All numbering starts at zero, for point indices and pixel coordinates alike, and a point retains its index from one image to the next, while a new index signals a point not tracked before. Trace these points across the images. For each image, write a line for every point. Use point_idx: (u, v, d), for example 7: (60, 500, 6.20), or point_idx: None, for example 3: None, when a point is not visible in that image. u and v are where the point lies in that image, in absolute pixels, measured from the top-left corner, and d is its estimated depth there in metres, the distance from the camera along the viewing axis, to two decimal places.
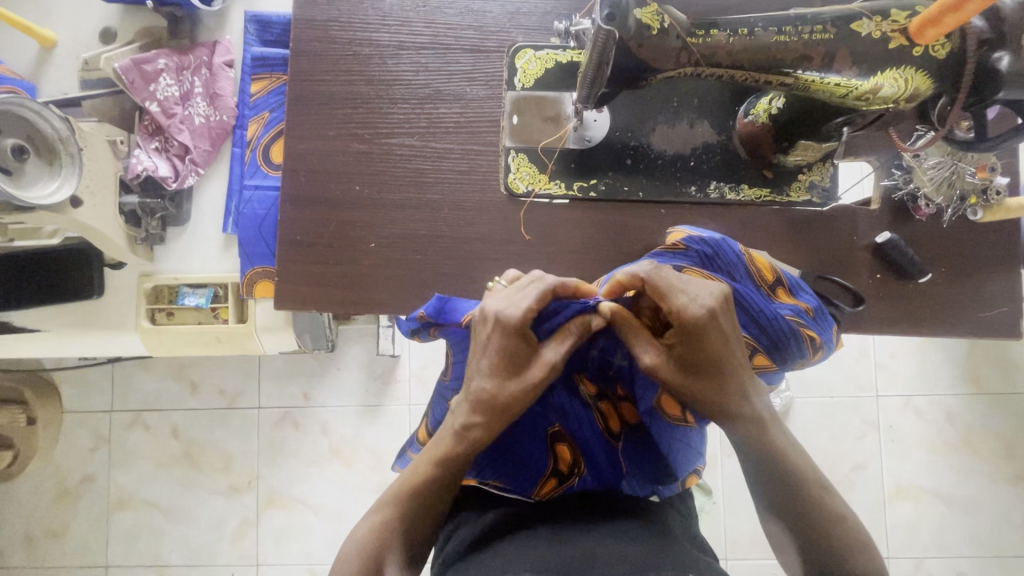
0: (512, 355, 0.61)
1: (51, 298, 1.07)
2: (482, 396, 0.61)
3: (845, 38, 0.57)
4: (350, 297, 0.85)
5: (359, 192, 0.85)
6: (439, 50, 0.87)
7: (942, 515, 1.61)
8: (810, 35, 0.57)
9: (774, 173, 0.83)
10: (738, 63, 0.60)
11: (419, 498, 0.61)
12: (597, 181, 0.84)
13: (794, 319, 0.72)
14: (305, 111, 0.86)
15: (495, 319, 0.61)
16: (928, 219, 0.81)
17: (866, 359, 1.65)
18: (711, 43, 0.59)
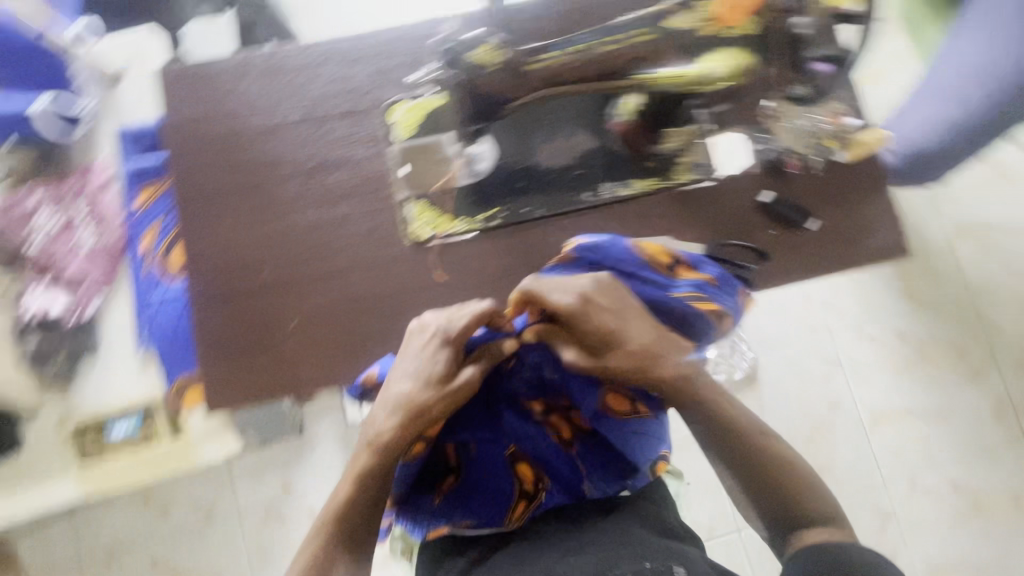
0: (435, 365, 0.74)
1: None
2: (400, 403, 0.73)
3: (663, 37, 0.62)
4: (282, 381, 0.83)
5: (269, 277, 0.85)
6: (315, 121, 0.87)
7: (920, 429, 1.68)
8: (634, 39, 0.62)
9: (657, 163, 0.88)
10: (577, 78, 0.63)
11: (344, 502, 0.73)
12: (498, 209, 0.87)
13: (690, 297, 0.78)
14: (194, 212, 0.85)
15: (433, 332, 0.75)
16: (800, 171, 0.87)
17: (812, 303, 1.74)
18: (545, 68, 0.62)
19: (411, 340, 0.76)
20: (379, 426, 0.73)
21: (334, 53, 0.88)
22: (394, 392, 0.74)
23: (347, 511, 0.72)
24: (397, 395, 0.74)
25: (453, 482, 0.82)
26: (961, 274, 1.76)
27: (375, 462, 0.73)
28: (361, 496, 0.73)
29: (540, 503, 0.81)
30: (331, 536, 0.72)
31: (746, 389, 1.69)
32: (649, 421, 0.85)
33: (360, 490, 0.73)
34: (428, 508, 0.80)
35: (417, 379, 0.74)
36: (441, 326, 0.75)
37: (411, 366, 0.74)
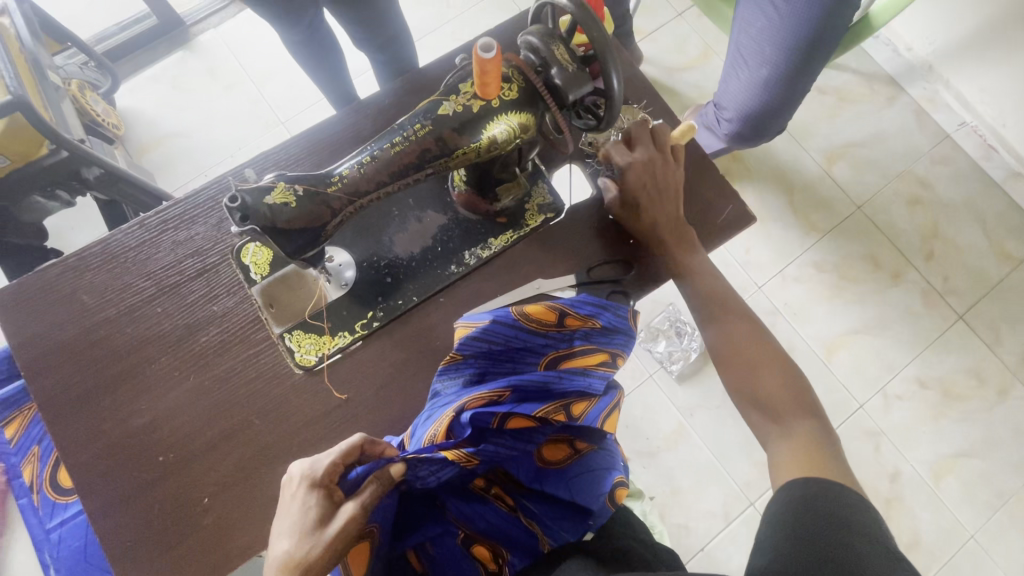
0: (309, 510, 0.66)
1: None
2: (285, 558, 0.63)
3: (440, 123, 0.68)
4: (212, 561, 0.79)
5: (168, 459, 0.82)
6: (170, 290, 0.87)
7: (869, 343, 1.74)
8: (416, 135, 0.69)
9: (506, 216, 0.92)
10: (381, 181, 0.70)
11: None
12: (374, 311, 0.88)
13: (586, 346, 0.82)
14: (71, 423, 0.82)
15: (299, 480, 0.68)
16: None
17: (731, 267, 1.79)
18: (349, 182, 0.69)
19: (289, 492, 0.68)
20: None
21: (170, 222, 0.90)
22: (275, 556, 0.63)
23: None
24: (279, 556, 0.63)
25: None
26: (846, 193, 1.87)
27: None
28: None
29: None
30: None
31: (704, 369, 1.70)
32: (594, 455, 0.81)
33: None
34: None
35: (299, 530, 0.64)
36: (308, 468, 0.69)
37: (288, 518, 0.66)
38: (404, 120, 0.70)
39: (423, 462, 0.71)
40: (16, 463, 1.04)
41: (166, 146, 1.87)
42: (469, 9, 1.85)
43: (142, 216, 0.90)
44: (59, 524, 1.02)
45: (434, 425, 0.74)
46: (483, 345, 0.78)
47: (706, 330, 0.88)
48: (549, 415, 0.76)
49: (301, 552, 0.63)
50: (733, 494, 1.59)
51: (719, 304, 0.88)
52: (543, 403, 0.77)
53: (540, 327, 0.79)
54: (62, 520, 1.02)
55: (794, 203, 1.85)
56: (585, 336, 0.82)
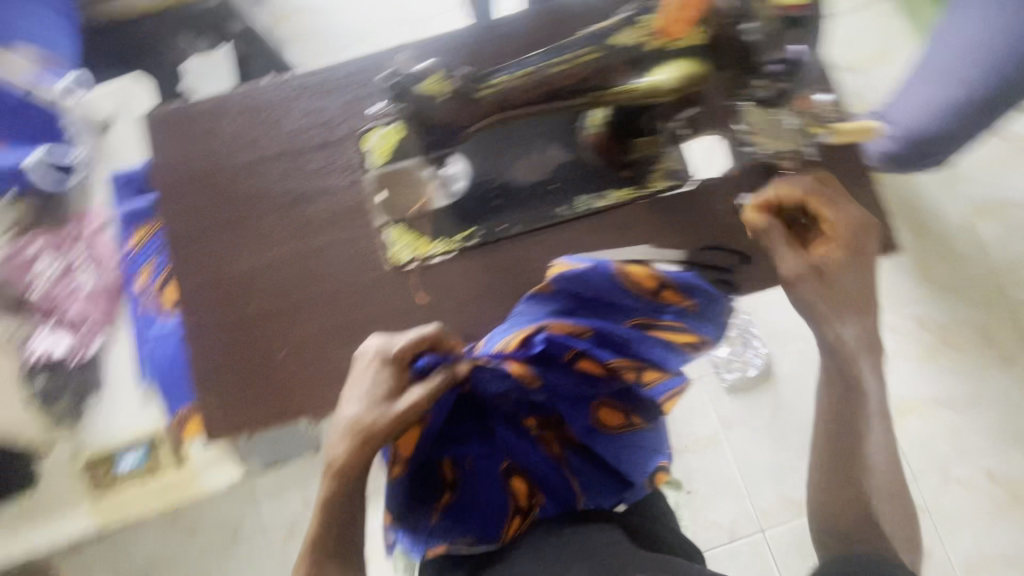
0: (378, 386, 0.68)
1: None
2: (349, 423, 0.67)
3: (609, 53, 0.64)
4: (273, 409, 0.86)
5: (258, 307, 0.88)
6: (292, 156, 0.91)
7: (947, 419, 1.60)
8: (581, 58, 0.65)
9: (631, 172, 0.87)
10: (529, 99, 0.67)
11: (324, 536, 0.68)
12: (476, 228, 0.88)
13: (675, 325, 0.78)
14: (187, 248, 0.90)
15: (371, 354, 0.70)
16: None
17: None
18: (496, 92, 0.66)
19: (361, 363, 0.70)
20: (333, 453, 0.68)
21: (309, 90, 0.92)
22: (343, 417, 0.68)
23: (321, 536, 0.68)
24: (348, 418, 0.67)
25: (450, 497, 0.78)
26: (985, 254, 1.66)
27: (336, 488, 0.67)
28: (341, 525, 0.68)
29: (534, 518, 0.80)
30: (311, 565, 0.68)
31: (759, 387, 1.62)
32: (648, 433, 0.84)
33: (332, 525, 0.68)
34: (424, 532, 0.77)
35: (368, 399, 0.68)
36: (381, 346, 0.70)
37: (358, 388, 0.69)
38: (571, 40, 0.66)
39: (487, 366, 0.72)
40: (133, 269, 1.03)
41: (303, 17, 1.90)
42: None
43: (287, 76, 0.93)
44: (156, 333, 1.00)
45: (510, 334, 0.74)
46: (576, 287, 0.75)
47: (843, 323, 0.79)
48: (620, 368, 0.77)
49: (365, 422, 0.66)
50: (746, 514, 1.56)
51: (866, 305, 0.78)
52: (616, 355, 0.76)
53: (636, 289, 0.76)
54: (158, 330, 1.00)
55: (919, 248, 1.67)
56: (677, 313, 0.78)
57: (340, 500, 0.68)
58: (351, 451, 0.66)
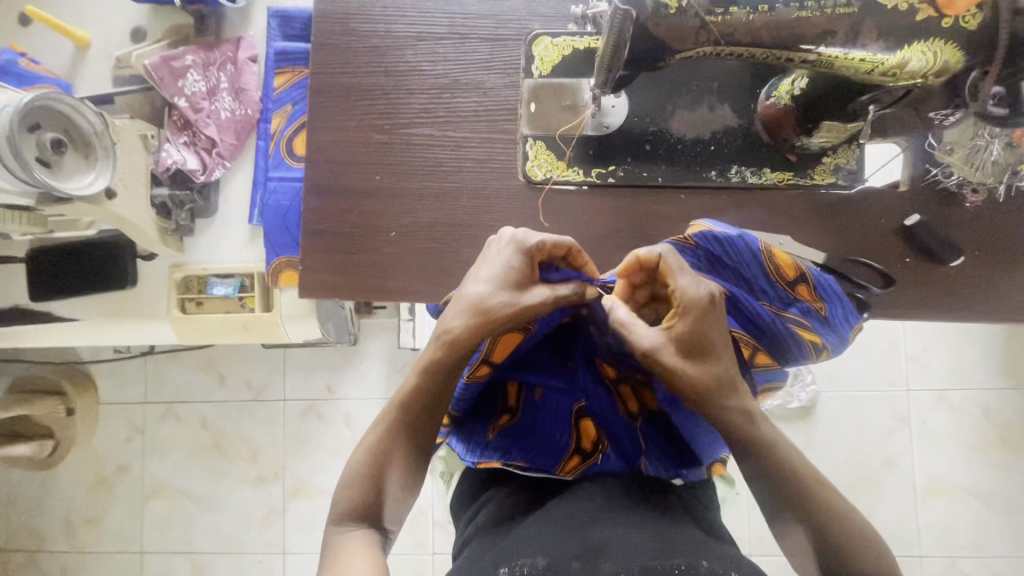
0: (508, 275, 0.68)
1: (68, 295, 0.95)
2: (473, 299, 0.67)
3: (870, 12, 0.58)
4: (368, 284, 0.87)
5: (379, 182, 0.87)
6: (457, 39, 0.87)
7: (977, 514, 1.52)
8: (833, 10, 0.59)
9: (797, 157, 0.81)
10: (758, 40, 0.62)
11: (412, 402, 0.68)
12: (616, 167, 0.84)
13: (801, 323, 0.74)
14: (324, 101, 0.87)
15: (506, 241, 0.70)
16: (972, 205, 0.80)
17: (895, 352, 1.56)
18: (730, 21, 0.61)
19: (495, 249, 0.71)
20: (448, 325, 0.67)
21: None
22: (469, 293, 0.67)
23: (409, 402, 0.68)
24: (474, 296, 0.67)
25: (507, 420, 0.79)
26: None
27: (443, 356, 0.67)
28: (432, 397, 0.68)
29: (593, 464, 0.74)
30: (389, 427, 0.68)
31: (796, 422, 1.56)
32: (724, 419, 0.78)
33: (424, 395, 0.68)
34: (479, 444, 0.78)
35: (498, 284, 0.67)
36: (519, 237, 0.70)
37: (487, 270, 0.69)
38: None
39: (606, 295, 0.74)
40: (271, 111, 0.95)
41: None
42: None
43: None
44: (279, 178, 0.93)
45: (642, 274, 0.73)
46: (718, 249, 0.74)
47: None
48: (740, 342, 0.72)
49: (492, 303, 0.66)
50: None
51: None
52: (741, 326, 0.74)
53: (774, 272, 0.75)
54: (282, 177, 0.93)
55: (1017, 337, 1.54)
56: (804, 310, 0.75)
57: (439, 372, 0.67)
58: (469, 326, 0.66)
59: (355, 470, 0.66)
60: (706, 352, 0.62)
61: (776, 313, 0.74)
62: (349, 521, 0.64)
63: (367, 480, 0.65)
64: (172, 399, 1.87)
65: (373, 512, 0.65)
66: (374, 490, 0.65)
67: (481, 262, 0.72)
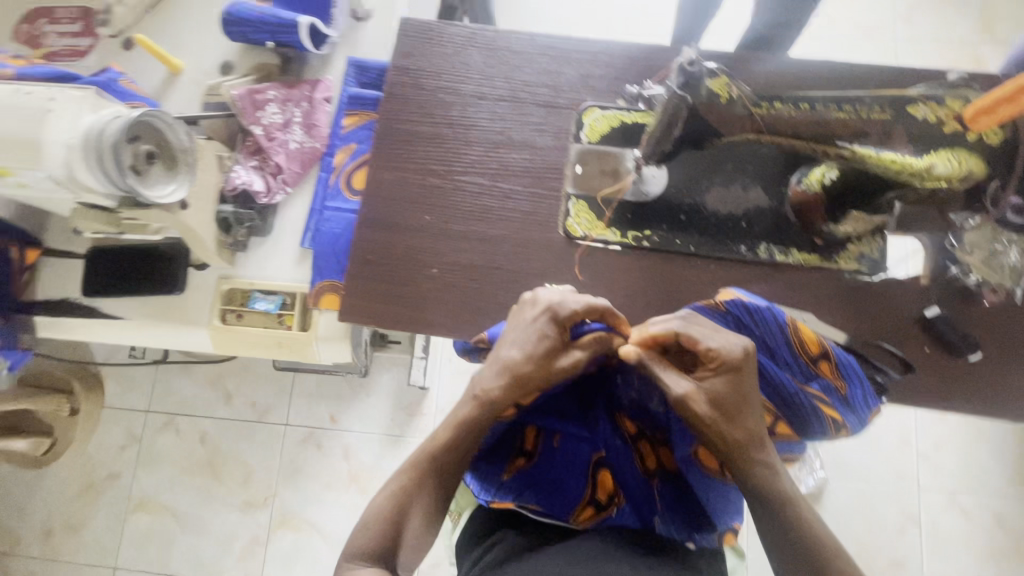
0: (544, 341, 0.71)
1: (118, 290, 1.01)
2: (510, 362, 0.70)
3: (901, 119, 0.66)
4: (406, 316, 0.91)
5: (428, 221, 0.93)
6: (515, 103, 0.95)
7: None
8: (866, 115, 0.66)
9: (824, 241, 0.86)
10: (799, 133, 0.68)
11: (441, 455, 0.69)
12: (651, 232, 0.89)
13: (819, 398, 0.76)
14: (387, 145, 0.95)
15: (543, 304, 0.73)
16: (991, 304, 0.83)
17: (905, 447, 1.55)
18: (774, 114, 0.68)
19: (527, 311, 0.74)
20: (485, 385, 0.70)
21: (553, 52, 0.96)
22: (506, 356, 0.71)
23: (439, 455, 0.69)
24: (510, 358, 0.71)
25: (522, 463, 0.79)
26: None
27: (477, 414, 0.70)
28: (461, 450, 0.69)
29: (608, 516, 0.76)
30: (416, 478, 0.68)
31: None
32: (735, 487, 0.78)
33: (453, 448, 0.69)
34: (493, 482, 0.78)
35: (533, 347, 0.71)
36: (553, 300, 0.72)
37: (521, 333, 0.72)
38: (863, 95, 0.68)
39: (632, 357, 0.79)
40: (336, 147, 1.05)
41: None
42: (845, 51, 1.74)
43: (536, 32, 0.97)
44: (335, 209, 0.99)
45: None
46: (746, 317, 0.78)
47: None
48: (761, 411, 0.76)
49: (528, 366, 0.70)
50: None
51: None
52: (764, 394, 0.77)
53: (798, 347, 0.78)
54: (339, 208, 0.99)
55: None
56: (825, 386, 0.77)
57: (471, 426, 0.70)
58: (506, 388, 0.70)
59: (375, 512, 0.67)
60: (739, 409, 0.65)
61: (799, 386, 0.76)
62: (360, 557, 0.64)
63: (392, 529, 0.66)
64: (175, 411, 1.87)
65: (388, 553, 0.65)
66: (391, 532, 0.65)
67: (513, 323, 0.75)
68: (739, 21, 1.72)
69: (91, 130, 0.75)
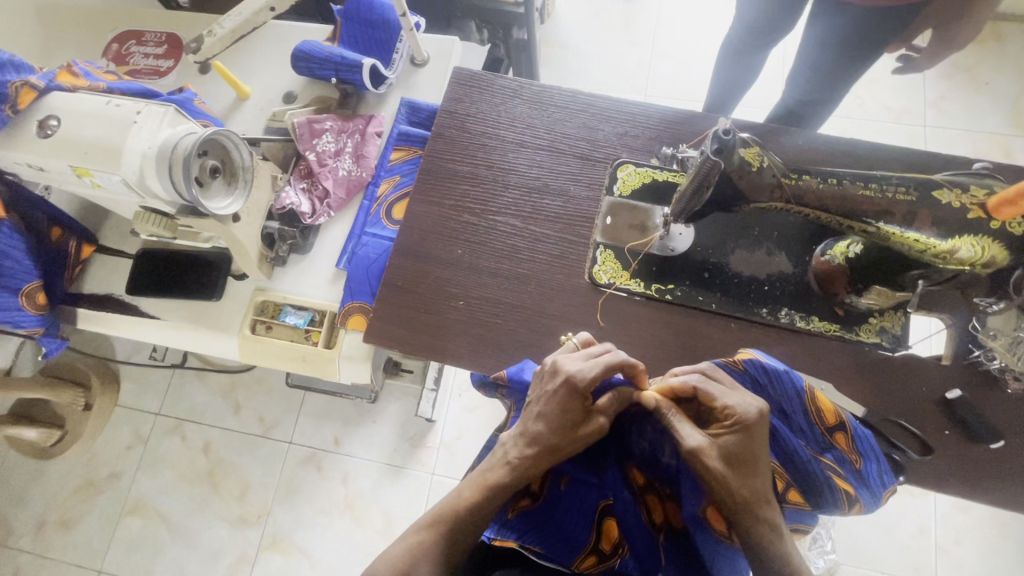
0: (566, 412, 0.70)
1: (159, 293, 1.06)
2: (533, 433, 0.71)
3: (925, 202, 0.68)
4: (428, 344, 0.93)
5: (460, 255, 0.97)
6: (553, 152, 1.01)
7: None
8: (893, 195, 0.69)
9: (845, 312, 0.87)
10: (825, 207, 0.72)
11: (463, 517, 0.65)
12: (674, 286, 0.91)
13: (832, 471, 0.76)
14: (429, 180, 1.01)
15: (563, 375, 0.72)
16: (1014, 393, 0.83)
17: (923, 538, 1.48)
18: (802, 186, 0.71)
19: (545, 379, 0.75)
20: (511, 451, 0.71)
21: (593, 109, 1.02)
22: (529, 426, 0.71)
23: (462, 513, 0.66)
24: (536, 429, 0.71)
25: (528, 503, 0.78)
26: None
27: (506, 479, 0.69)
28: (479, 516, 0.66)
29: (610, 567, 0.74)
30: (434, 533, 0.64)
31: None
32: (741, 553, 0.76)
33: (474, 511, 0.66)
34: (497, 519, 0.76)
35: (554, 415, 0.71)
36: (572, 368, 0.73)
37: (541, 402, 0.73)
38: (890, 175, 0.70)
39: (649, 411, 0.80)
40: (382, 178, 1.12)
41: None
42: (872, 133, 1.79)
43: (580, 91, 1.04)
44: (373, 234, 1.05)
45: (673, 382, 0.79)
46: (765, 380, 0.77)
47: None
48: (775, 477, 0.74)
49: (553, 439, 0.70)
50: None
51: None
52: (778, 460, 0.75)
53: (814, 415, 0.77)
54: (377, 234, 1.05)
55: None
56: (837, 458, 0.77)
57: (495, 488, 0.68)
58: (532, 457, 0.70)
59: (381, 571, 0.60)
60: (750, 466, 0.65)
61: (813, 455, 0.76)
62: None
63: None
64: (185, 417, 1.90)
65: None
66: None
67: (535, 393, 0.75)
68: (769, 96, 1.80)
69: (166, 143, 0.83)
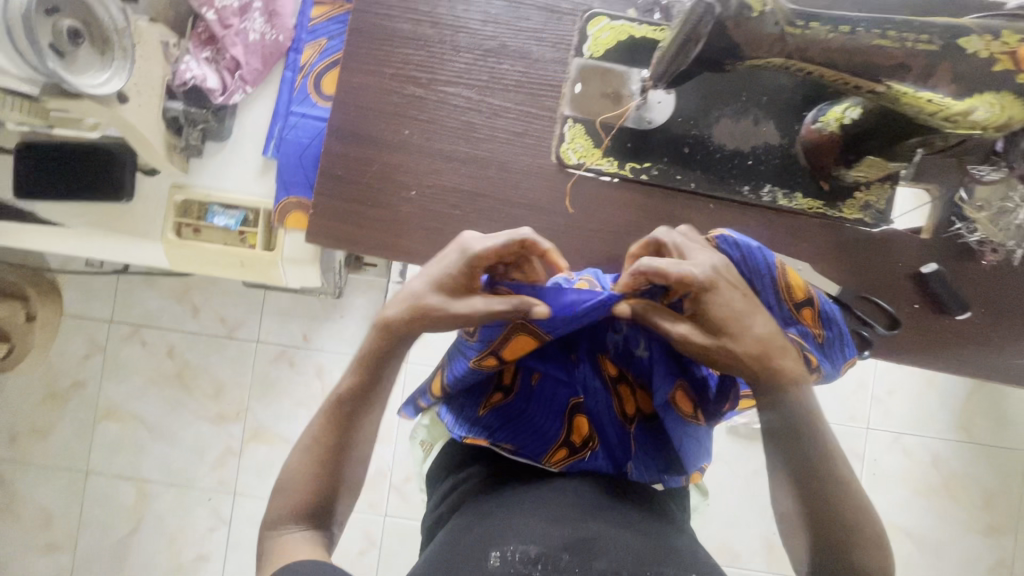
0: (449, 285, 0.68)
1: (60, 196, 0.91)
2: (415, 300, 0.68)
3: (950, 53, 0.58)
4: (379, 241, 0.84)
5: (407, 136, 0.83)
6: (511, 3, 0.83)
7: (908, 554, 1.59)
8: (913, 45, 0.58)
9: (830, 186, 0.81)
10: (832, 62, 0.61)
11: (346, 400, 0.68)
12: (651, 165, 0.82)
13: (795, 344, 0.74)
14: (363, 44, 0.83)
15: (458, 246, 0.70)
16: (988, 264, 0.81)
17: (863, 391, 1.61)
18: (808, 36, 0.60)
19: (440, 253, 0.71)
20: (389, 318, 0.68)
21: None
22: (414, 295, 0.69)
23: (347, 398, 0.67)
24: (414, 295, 0.68)
25: (499, 399, 0.77)
26: None
27: (381, 347, 0.68)
28: (364, 392, 0.68)
29: (580, 459, 0.73)
30: (326, 420, 0.68)
31: None
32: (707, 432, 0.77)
33: (362, 389, 0.68)
34: (468, 419, 0.76)
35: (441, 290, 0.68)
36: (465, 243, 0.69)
37: (430, 270, 0.70)
38: (911, 19, 0.59)
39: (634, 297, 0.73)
40: (303, 43, 0.95)
41: None
42: None
43: None
44: (302, 114, 0.92)
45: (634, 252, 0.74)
46: (736, 259, 0.74)
47: None
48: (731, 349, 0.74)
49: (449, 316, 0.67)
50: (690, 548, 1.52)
51: None
52: None
53: (783, 291, 0.74)
54: (306, 113, 0.92)
55: (974, 393, 1.61)
56: (803, 333, 0.75)
57: (373, 363, 0.69)
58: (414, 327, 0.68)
59: (296, 469, 0.67)
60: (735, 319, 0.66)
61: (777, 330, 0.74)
62: (291, 521, 0.65)
63: (319, 479, 0.66)
64: (140, 322, 1.80)
65: (323, 510, 0.66)
66: (317, 484, 0.66)
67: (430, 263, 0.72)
68: None
69: None
